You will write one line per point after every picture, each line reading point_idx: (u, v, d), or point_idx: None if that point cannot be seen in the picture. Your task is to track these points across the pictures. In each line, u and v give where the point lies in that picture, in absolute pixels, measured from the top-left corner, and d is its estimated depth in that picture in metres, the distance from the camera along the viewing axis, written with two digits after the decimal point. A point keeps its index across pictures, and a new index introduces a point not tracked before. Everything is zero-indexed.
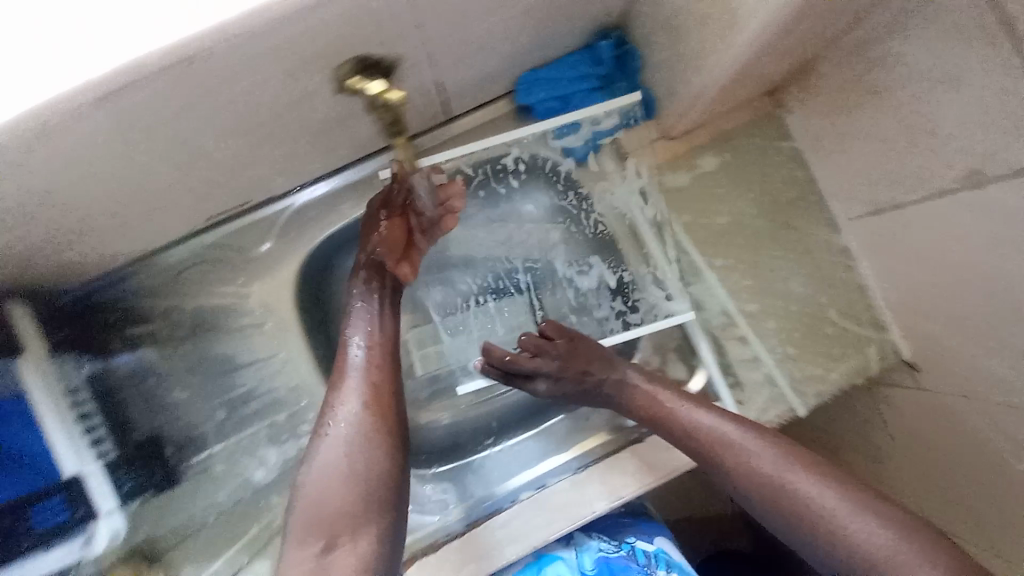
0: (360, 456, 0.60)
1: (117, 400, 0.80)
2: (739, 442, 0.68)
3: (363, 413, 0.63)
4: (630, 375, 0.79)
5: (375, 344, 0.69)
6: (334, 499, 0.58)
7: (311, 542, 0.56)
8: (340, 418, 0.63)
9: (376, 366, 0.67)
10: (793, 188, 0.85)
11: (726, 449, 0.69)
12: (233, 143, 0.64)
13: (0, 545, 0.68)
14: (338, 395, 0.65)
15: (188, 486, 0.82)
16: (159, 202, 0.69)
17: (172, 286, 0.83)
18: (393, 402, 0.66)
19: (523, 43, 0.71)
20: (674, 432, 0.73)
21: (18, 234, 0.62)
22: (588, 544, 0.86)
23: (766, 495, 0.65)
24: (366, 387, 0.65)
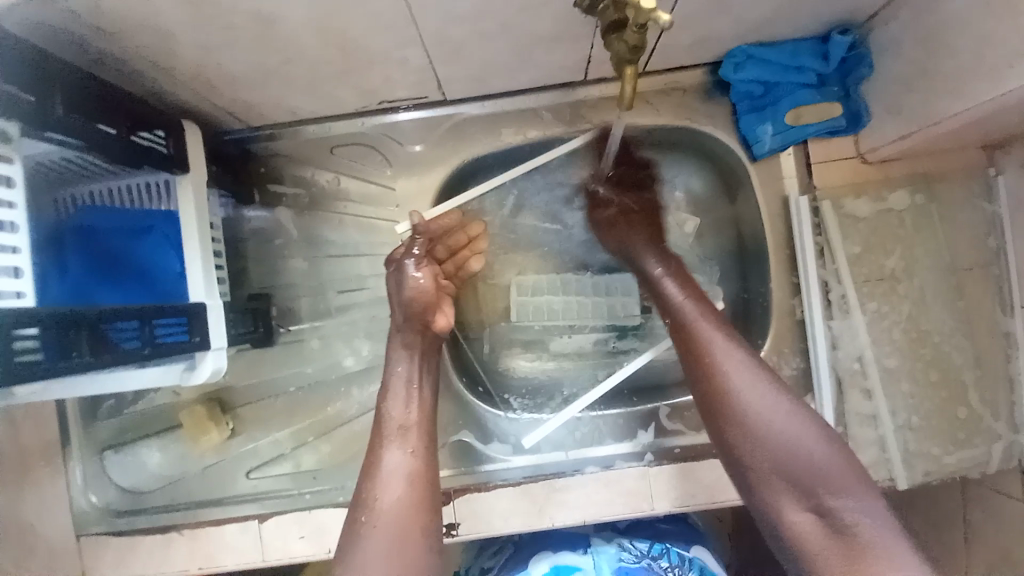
0: (395, 556, 0.60)
1: (240, 249, 0.84)
2: (723, 349, 0.68)
3: (402, 515, 0.62)
4: (649, 261, 0.81)
5: (411, 427, 0.68)
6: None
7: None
8: (378, 509, 0.62)
9: (412, 452, 0.67)
10: (978, 255, 0.76)
11: (710, 358, 0.68)
12: (446, 30, 0.61)
13: (112, 344, 0.57)
14: (372, 483, 0.64)
15: (280, 350, 0.86)
16: (349, 71, 0.68)
17: (318, 158, 0.85)
18: (433, 490, 0.66)
19: (761, 15, 0.66)
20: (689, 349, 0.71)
21: (218, 60, 0.61)
22: (606, 550, 0.85)
23: (736, 406, 0.64)
24: (407, 486, 0.64)
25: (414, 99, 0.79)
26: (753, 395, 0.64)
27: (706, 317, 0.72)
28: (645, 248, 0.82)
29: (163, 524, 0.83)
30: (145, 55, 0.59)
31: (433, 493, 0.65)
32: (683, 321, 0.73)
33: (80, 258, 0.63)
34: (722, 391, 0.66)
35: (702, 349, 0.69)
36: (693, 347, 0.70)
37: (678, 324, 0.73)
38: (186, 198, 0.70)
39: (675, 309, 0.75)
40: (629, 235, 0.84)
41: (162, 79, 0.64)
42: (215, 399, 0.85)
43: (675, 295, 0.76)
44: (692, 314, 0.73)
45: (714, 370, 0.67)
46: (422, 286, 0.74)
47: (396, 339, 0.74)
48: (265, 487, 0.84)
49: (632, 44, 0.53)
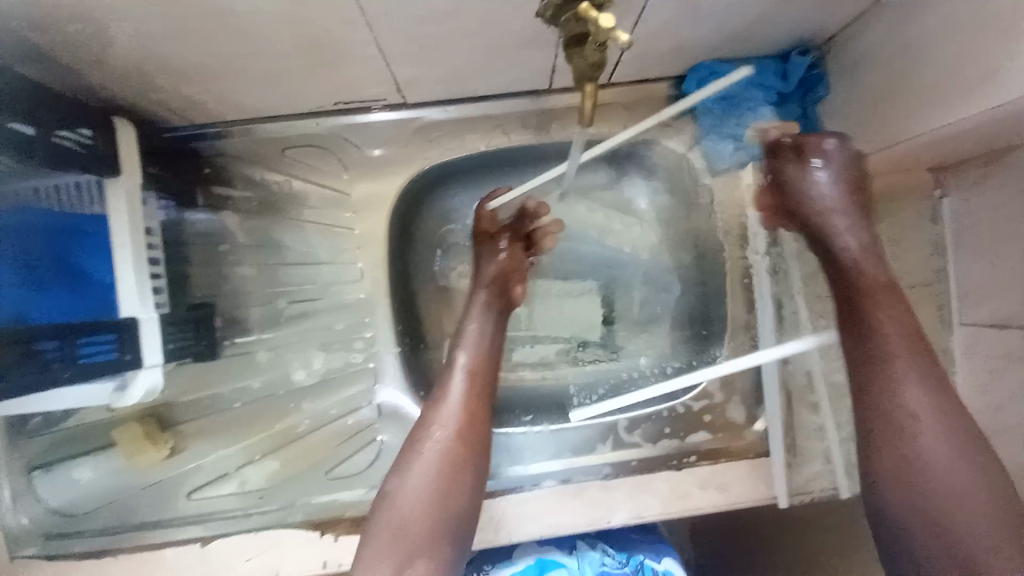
0: (444, 490, 0.63)
1: (184, 253, 0.77)
2: (926, 419, 0.58)
3: (454, 438, 0.65)
4: (844, 240, 0.68)
5: (477, 366, 0.71)
6: (419, 509, 0.61)
7: (392, 553, 0.59)
8: (434, 439, 0.65)
9: (473, 391, 0.69)
10: (920, 275, 0.79)
11: (913, 424, 0.58)
12: (405, 33, 0.58)
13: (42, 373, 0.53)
14: (436, 412, 0.67)
15: (225, 363, 0.81)
16: (306, 68, 0.63)
17: (268, 160, 0.80)
18: (479, 436, 0.67)
19: (733, 28, 0.66)
20: (877, 395, 0.61)
21: (151, 53, 0.56)
22: (590, 555, 0.85)
23: (933, 492, 0.56)
24: (463, 414, 0.67)
25: (371, 101, 0.75)
26: (959, 487, 0.55)
27: (911, 368, 0.60)
28: (842, 222, 0.68)
29: (102, 546, 0.79)
30: (78, 47, 0.53)
31: (483, 431, 0.67)
32: (876, 359, 0.62)
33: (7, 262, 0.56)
34: (916, 467, 0.57)
35: (895, 408, 0.60)
36: (883, 401, 0.60)
37: (865, 359, 0.63)
38: (118, 202, 0.65)
39: (869, 347, 0.62)
40: (822, 203, 0.69)
41: (95, 71, 0.59)
42: (152, 416, 0.79)
43: (879, 323, 0.63)
44: (894, 359, 0.61)
45: (909, 438, 0.58)
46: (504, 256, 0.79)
47: (477, 293, 0.77)
48: (210, 508, 0.80)
49: (593, 62, 0.52)
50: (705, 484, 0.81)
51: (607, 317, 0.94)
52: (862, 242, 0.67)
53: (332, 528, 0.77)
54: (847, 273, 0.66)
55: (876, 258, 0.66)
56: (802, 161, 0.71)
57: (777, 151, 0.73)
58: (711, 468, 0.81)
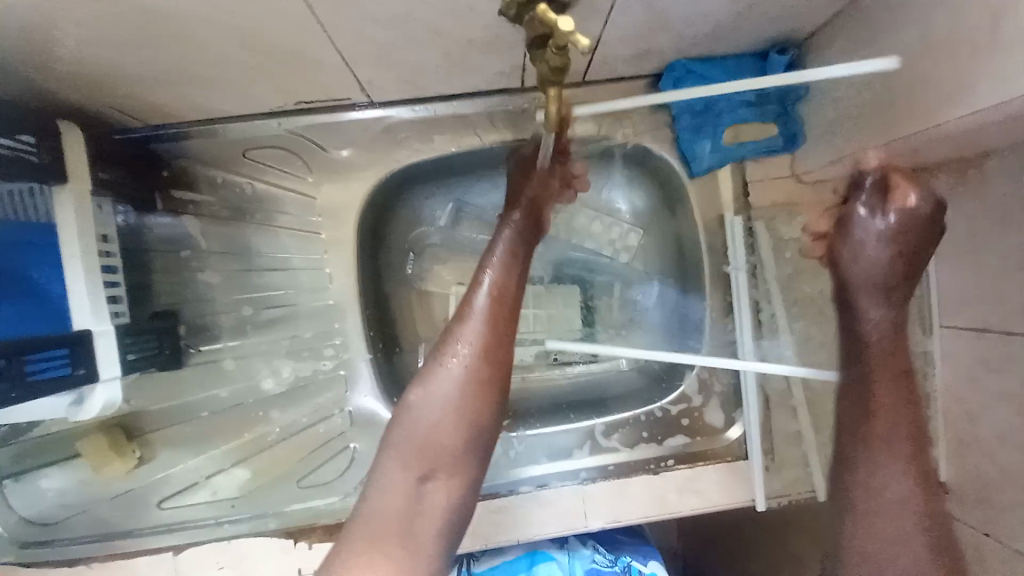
0: (471, 408, 0.60)
1: (143, 259, 0.75)
2: (911, 509, 0.58)
3: (479, 354, 0.62)
4: (874, 314, 0.66)
5: (502, 290, 0.66)
6: (442, 430, 0.59)
7: (412, 467, 0.58)
8: (457, 357, 0.62)
9: (500, 314, 0.64)
10: None
11: (890, 506, 0.59)
12: (359, 36, 0.56)
13: None
14: (461, 327, 0.63)
15: (192, 372, 0.79)
16: (260, 72, 0.61)
17: (231, 162, 0.77)
18: (504, 359, 0.64)
19: (703, 31, 0.63)
20: (863, 463, 0.61)
21: (91, 59, 0.53)
22: (581, 553, 0.87)
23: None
24: (490, 329, 0.63)
25: (335, 101, 0.72)
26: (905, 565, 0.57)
27: (903, 456, 0.60)
28: (879, 300, 0.65)
29: (71, 556, 0.77)
30: (11, 54, 0.50)
31: (508, 347, 0.64)
32: (869, 439, 0.62)
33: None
34: (880, 548, 0.58)
35: (878, 489, 0.60)
36: (867, 480, 0.61)
37: (857, 438, 0.63)
38: (66, 211, 0.62)
39: (866, 429, 0.62)
40: (868, 270, 0.65)
41: (34, 78, 0.56)
42: (117, 427, 0.78)
43: (881, 406, 0.62)
44: (887, 445, 0.61)
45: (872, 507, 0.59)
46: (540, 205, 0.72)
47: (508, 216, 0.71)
48: (182, 517, 0.79)
49: (554, 66, 0.49)
50: (684, 490, 0.80)
51: (588, 319, 0.92)
52: (889, 324, 0.64)
53: (305, 536, 0.76)
54: (866, 347, 0.66)
55: (899, 344, 0.64)
56: (846, 223, 0.66)
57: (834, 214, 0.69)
58: (689, 471, 0.80)
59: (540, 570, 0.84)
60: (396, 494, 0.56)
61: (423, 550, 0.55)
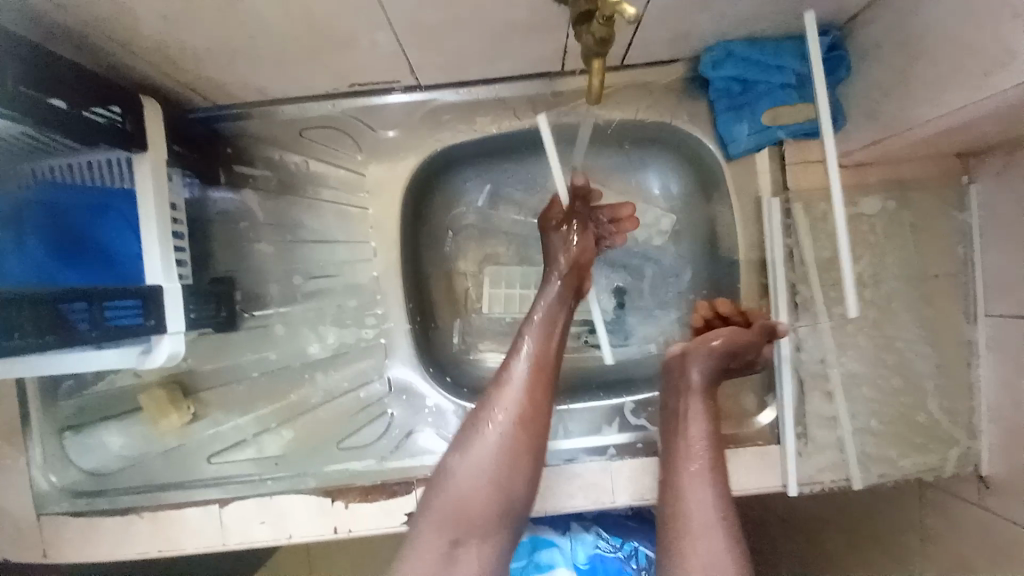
0: (504, 476, 0.66)
1: (203, 230, 0.82)
2: (715, 530, 0.68)
3: (513, 426, 0.67)
4: (695, 375, 0.77)
5: (537, 366, 0.69)
6: (475, 499, 0.65)
7: (445, 531, 0.63)
8: (494, 428, 0.67)
9: (536, 391, 0.69)
10: (945, 264, 0.76)
11: (698, 533, 0.68)
12: (417, 15, 0.59)
13: (65, 331, 0.56)
14: (498, 400, 0.68)
15: (242, 336, 0.84)
16: (318, 51, 0.65)
17: (285, 139, 0.82)
18: (538, 432, 0.68)
19: (742, 11, 0.64)
20: (687, 495, 0.71)
21: (176, 37, 0.59)
22: (583, 538, 0.88)
23: None
24: (522, 405, 0.68)
25: (385, 83, 0.76)
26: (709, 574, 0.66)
27: (708, 484, 0.71)
28: (711, 371, 0.77)
29: (124, 505, 0.83)
30: (106, 27, 0.56)
31: (541, 420, 0.69)
32: (682, 472, 0.73)
33: (39, 238, 0.61)
34: (699, 556, 0.66)
35: (688, 513, 0.69)
36: (688, 501, 0.70)
37: (679, 467, 0.73)
38: (144, 178, 0.67)
39: (680, 452, 0.74)
40: (720, 360, 0.76)
41: (118, 52, 0.61)
42: (176, 382, 0.84)
43: (689, 433, 0.74)
44: (700, 476, 0.72)
45: (683, 526, 0.69)
46: (580, 252, 0.76)
47: (550, 283, 0.74)
48: (228, 472, 0.84)
49: (599, 38, 0.52)
50: None
51: (619, 302, 0.93)
52: (709, 379, 0.76)
53: (343, 495, 0.80)
54: (685, 390, 0.77)
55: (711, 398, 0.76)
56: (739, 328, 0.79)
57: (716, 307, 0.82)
58: None
59: (542, 555, 0.85)
60: (431, 554, 0.62)
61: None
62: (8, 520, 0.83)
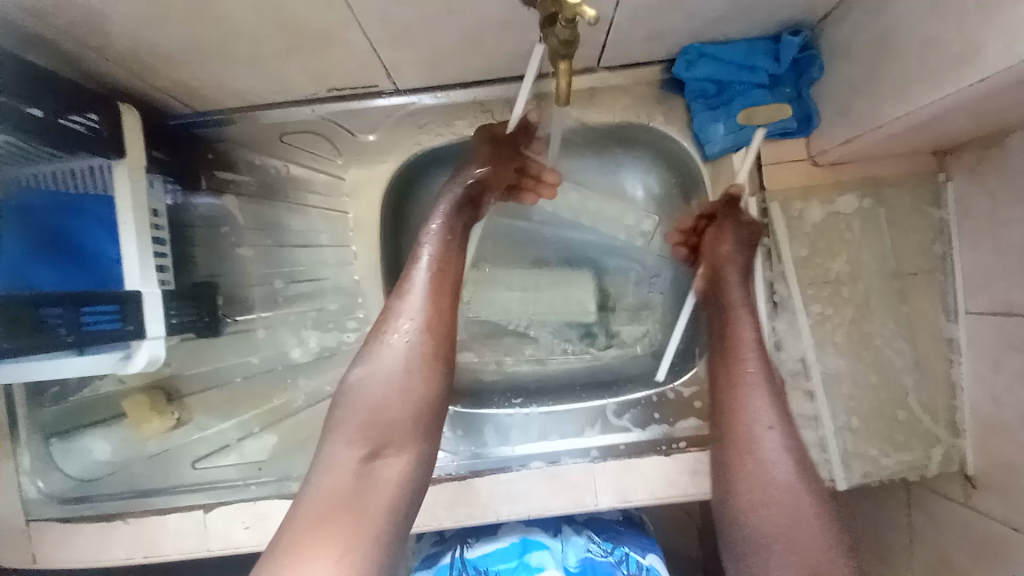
0: (414, 371, 0.68)
1: (186, 236, 0.81)
2: (772, 432, 0.70)
3: (421, 331, 0.70)
4: (735, 286, 0.78)
5: (436, 270, 0.73)
6: (388, 401, 0.66)
7: (360, 443, 0.64)
8: (399, 331, 0.69)
9: (437, 295, 0.72)
10: (922, 260, 0.76)
11: (756, 433, 0.70)
12: (385, 14, 0.60)
13: (42, 336, 0.57)
14: (399, 307, 0.71)
15: (224, 340, 0.85)
16: (293, 51, 0.66)
17: (267, 145, 0.83)
18: (445, 330, 0.71)
19: (713, 10, 0.65)
20: (741, 408, 0.72)
21: (146, 39, 0.59)
22: (575, 540, 0.89)
23: (770, 487, 0.67)
24: (426, 307, 0.71)
25: (364, 88, 0.77)
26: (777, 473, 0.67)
27: (764, 388, 0.72)
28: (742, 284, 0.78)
29: (108, 512, 0.84)
30: (83, 29, 0.57)
31: (449, 323, 0.72)
32: (739, 384, 0.73)
33: (16, 238, 0.60)
34: (757, 462, 0.68)
35: (745, 416, 0.71)
36: (745, 411, 0.71)
37: (733, 380, 0.74)
38: (123, 186, 0.68)
39: (734, 372, 0.74)
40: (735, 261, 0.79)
41: (92, 57, 0.62)
42: (159, 388, 0.84)
43: (741, 353, 0.75)
44: (753, 383, 0.72)
45: (747, 439, 0.70)
46: (487, 173, 0.81)
47: (447, 200, 0.78)
48: (211, 477, 0.84)
49: (563, 39, 0.53)
50: (695, 471, 0.79)
51: (603, 304, 0.93)
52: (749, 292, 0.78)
53: None
54: (726, 307, 0.78)
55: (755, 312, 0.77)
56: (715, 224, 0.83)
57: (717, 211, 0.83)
58: (700, 454, 0.80)
59: (533, 557, 0.85)
60: (345, 471, 0.62)
61: (376, 517, 0.60)
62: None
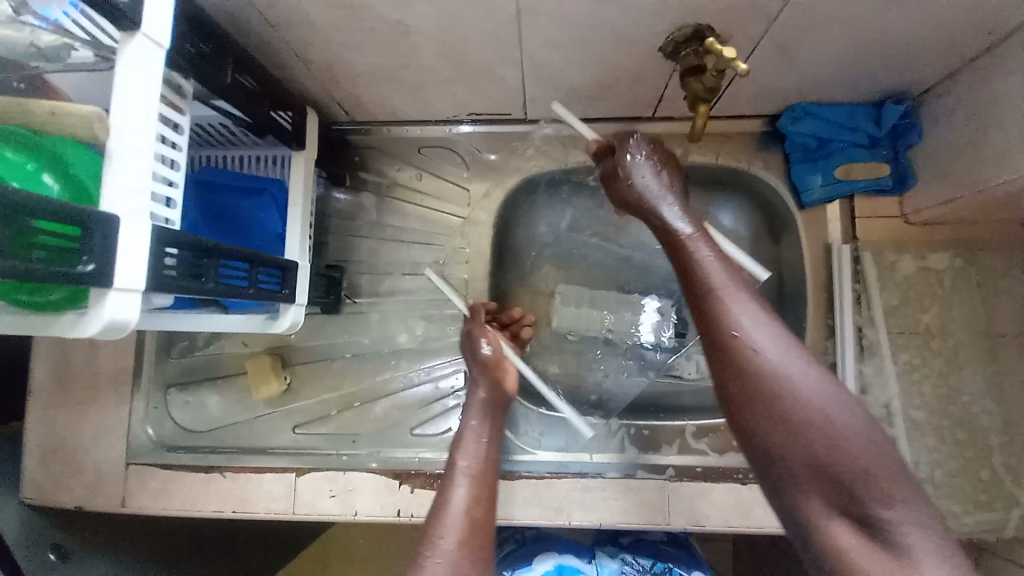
0: None
1: (325, 222, 0.97)
2: (763, 338, 0.57)
3: (461, 544, 0.62)
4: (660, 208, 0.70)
5: (472, 482, 0.70)
6: None
7: None
8: (440, 546, 0.61)
9: (476, 503, 0.67)
10: (1012, 325, 0.79)
11: (743, 338, 0.57)
12: (547, 56, 0.70)
13: (237, 290, 0.65)
14: (438, 520, 0.65)
15: (343, 319, 0.95)
16: (453, 79, 0.77)
17: (406, 154, 0.96)
18: (487, 536, 0.65)
19: (829, 76, 0.74)
20: (718, 322, 0.60)
21: (348, 59, 0.72)
22: (609, 564, 0.89)
23: (777, 399, 0.54)
24: (468, 517, 0.65)
25: (501, 114, 0.89)
26: (785, 377, 0.54)
27: (740, 297, 0.60)
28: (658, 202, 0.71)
29: (206, 464, 0.88)
30: (301, 49, 0.69)
31: (488, 540, 0.64)
32: (713, 299, 0.61)
33: (199, 206, 0.72)
34: (758, 373, 0.55)
35: (727, 330, 0.58)
36: (728, 324, 0.59)
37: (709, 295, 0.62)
38: (299, 170, 0.80)
39: (707, 290, 0.62)
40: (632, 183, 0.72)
41: (297, 68, 0.75)
42: (278, 354, 0.94)
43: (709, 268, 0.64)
44: (725, 288, 0.61)
45: (740, 353, 0.57)
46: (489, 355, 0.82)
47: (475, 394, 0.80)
48: (307, 443, 0.92)
49: (710, 86, 0.65)
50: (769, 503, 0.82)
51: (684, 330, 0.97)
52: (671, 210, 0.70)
53: (410, 479, 0.85)
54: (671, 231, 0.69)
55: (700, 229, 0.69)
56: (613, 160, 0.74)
57: (598, 154, 0.76)
58: None
59: None
60: None
61: None
62: (93, 466, 0.87)
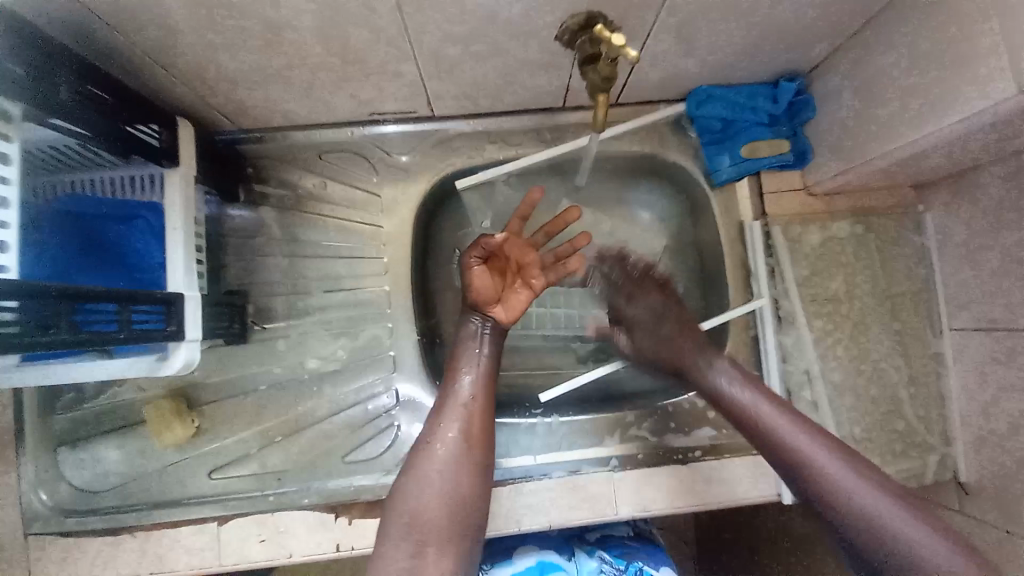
0: (451, 475, 0.67)
1: (221, 243, 0.87)
2: (856, 484, 0.64)
3: (458, 433, 0.71)
4: (720, 377, 0.79)
5: (478, 380, 0.76)
6: (428, 510, 0.64)
7: (406, 549, 0.62)
8: (440, 435, 0.70)
9: (478, 399, 0.74)
10: (908, 283, 0.84)
11: (845, 497, 0.64)
12: (438, 51, 0.66)
13: (105, 340, 0.57)
14: (441, 413, 0.72)
15: (250, 348, 0.87)
16: (348, 81, 0.71)
17: (304, 161, 0.88)
18: (483, 428, 0.72)
19: (724, 59, 0.74)
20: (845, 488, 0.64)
21: (215, 63, 0.64)
22: (588, 561, 0.88)
23: (865, 534, 0.62)
24: (467, 413, 0.72)
25: (404, 113, 0.83)
26: (864, 507, 0.62)
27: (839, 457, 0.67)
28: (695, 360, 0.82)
29: (114, 524, 0.81)
30: (155, 55, 0.61)
31: (487, 433, 0.72)
32: (788, 454, 0.69)
33: (66, 240, 0.63)
34: (850, 518, 0.63)
35: (842, 491, 0.64)
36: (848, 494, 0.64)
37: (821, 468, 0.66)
38: (174, 191, 0.71)
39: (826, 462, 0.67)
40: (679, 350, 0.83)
41: (159, 77, 0.66)
42: (181, 395, 0.85)
43: (810, 441, 0.68)
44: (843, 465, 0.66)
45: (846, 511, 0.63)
46: (475, 278, 0.79)
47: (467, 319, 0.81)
48: (226, 489, 0.83)
49: (604, 75, 0.61)
50: (711, 479, 0.83)
51: None
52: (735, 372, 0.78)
53: (347, 511, 0.81)
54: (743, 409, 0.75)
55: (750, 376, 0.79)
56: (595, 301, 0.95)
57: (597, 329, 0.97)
58: (715, 462, 0.84)
59: None
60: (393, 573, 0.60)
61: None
62: None
